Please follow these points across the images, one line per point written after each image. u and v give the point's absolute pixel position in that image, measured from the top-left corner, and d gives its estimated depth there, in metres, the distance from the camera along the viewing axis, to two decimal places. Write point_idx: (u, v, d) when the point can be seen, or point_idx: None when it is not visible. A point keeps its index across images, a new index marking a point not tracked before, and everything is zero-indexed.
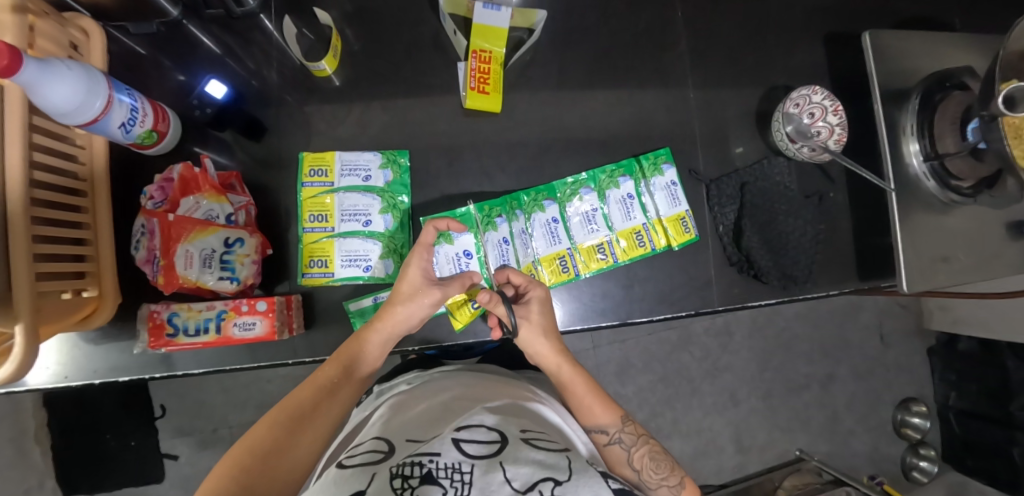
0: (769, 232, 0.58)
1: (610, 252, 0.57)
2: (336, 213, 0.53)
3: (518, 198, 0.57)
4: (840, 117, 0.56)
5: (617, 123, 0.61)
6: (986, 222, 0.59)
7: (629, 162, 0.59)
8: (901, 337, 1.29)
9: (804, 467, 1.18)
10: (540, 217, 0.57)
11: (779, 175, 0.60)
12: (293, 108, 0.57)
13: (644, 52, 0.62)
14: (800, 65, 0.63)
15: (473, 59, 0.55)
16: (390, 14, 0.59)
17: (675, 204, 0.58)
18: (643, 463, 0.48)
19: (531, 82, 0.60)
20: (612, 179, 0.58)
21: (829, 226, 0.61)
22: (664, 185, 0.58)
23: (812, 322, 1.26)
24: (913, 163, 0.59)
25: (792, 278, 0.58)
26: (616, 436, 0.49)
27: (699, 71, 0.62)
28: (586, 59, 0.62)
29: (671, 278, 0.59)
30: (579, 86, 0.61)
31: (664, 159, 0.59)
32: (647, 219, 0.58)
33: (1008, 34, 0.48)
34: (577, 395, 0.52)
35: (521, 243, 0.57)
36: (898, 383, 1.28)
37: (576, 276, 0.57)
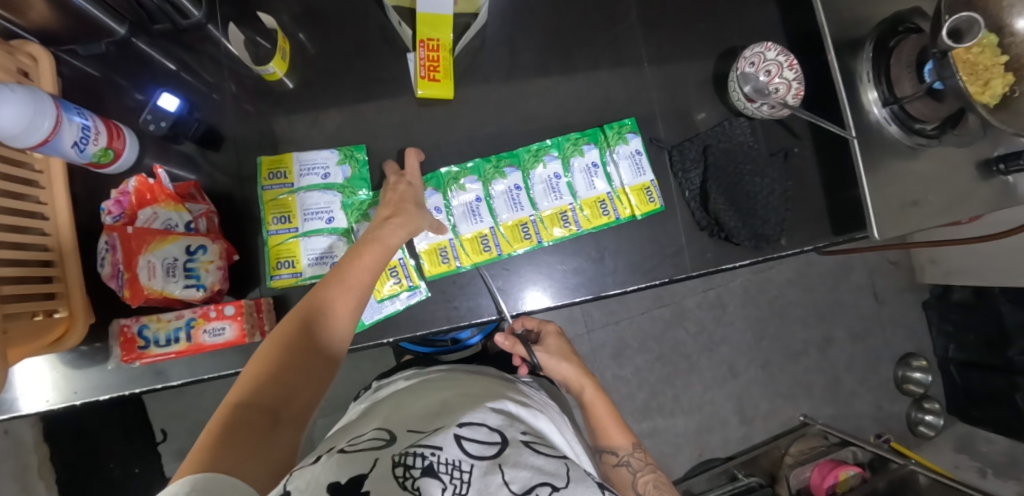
0: (735, 193, 0.58)
1: (573, 220, 0.58)
2: (298, 213, 0.53)
3: (475, 168, 0.58)
4: (796, 71, 0.56)
5: (575, 100, 0.61)
6: (955, 163, 0.58)
7: (594, 131, 0.60)
8: (895, 293, 1.29)
9: (809, 431, 1.20)
10: (499, 185, 0.58)
11: (741, 135, 0.59)
12: (250, 115, 0.57)
13: (596, 27, 0.63)
14: (752, 24, 0.63)
15: (421, 48, 0.56)
16: (338, 13, 0.59)
17: (639, 174, 0.58)
18: (647, 488, 0.47)
19: (485, 67, 0.61)
20: (576, 147, 0.59)
21: (797, 182, 0.61)
22: (627, 154, 0.59)
23: (803, 286, 1.26)
24: (873, 111, 0.58)
25: (763, 237, 0.58)
26: (624, 458, 0.49)
27: (651, 41, 0.63)
28: (538, 39, 0.62)
29: (642, 248, 0.59)
30: (533, 67, 0.62)
31: (629, 129, 0.60)
32: (610, 189, 0.58)
33: None
34: (596, 416, 0.52)
35: (464, 213, 0.57)
36: (896, 339, 1.28)
37: (539, 243, 0.57)
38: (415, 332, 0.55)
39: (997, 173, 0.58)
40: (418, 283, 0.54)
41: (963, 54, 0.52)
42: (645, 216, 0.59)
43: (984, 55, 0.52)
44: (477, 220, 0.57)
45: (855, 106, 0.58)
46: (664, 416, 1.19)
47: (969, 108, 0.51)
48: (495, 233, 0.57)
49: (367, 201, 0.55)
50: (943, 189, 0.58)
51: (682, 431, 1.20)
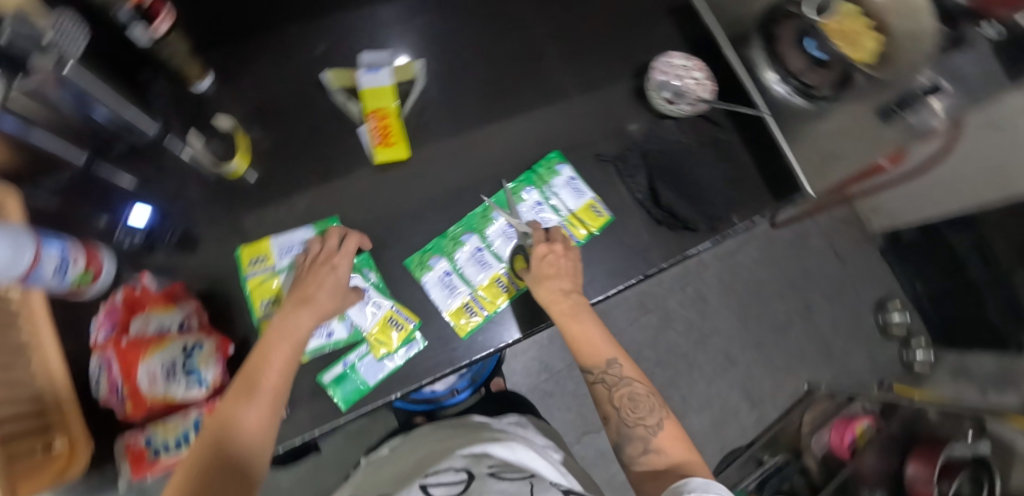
0: (683, 185, 0.63)
1: None
2: (285, 293, 0.55)
3: (436, 245, 0.60)
4: (700, 71, 0.65)
5: (522, 136, 0.67)
6: None
7: (527, 174, 0.64)
8: (853, 250, 1.39)
9: (817, 397, 1.26)
10: (461, 252, 0.58)
11: (672, 135, 0.66)
12: (218, 213, 0.59)
13: (524, 72, 0.70)
14: (657, 42, 0.72)
15: (372, 119, 0.61)
16: (288, 104, 0.64)
17: (580, 195, 0.63)
18: (624, 400, 0.53)
19: (435, 126, 0.66)
20: (518, 195, 0.62)
21: (736, 167, 0.68)
22: (563, 184, 0.63)
23: (772, 258, 1.34)
24: (777, 89, 0.66)
25: (718, 218, 0.64)
26: (601, 376, 0.54)
27: (575, 73, 0.70)
28: (475, 91, 0.68)
29: (613, 253, 0.63)
30: (477, 116, 0.67)
31: (557, 160, 0.65)
32: (562, 216, 0.62)
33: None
34: (573, 335, 0.54)
35: (440, 290, 0.57)
36: (866, 291, 1.38)
37: (518, 291, 0.58)
38: (421, 378, 0.55)
39: (897, 115, 0.54)
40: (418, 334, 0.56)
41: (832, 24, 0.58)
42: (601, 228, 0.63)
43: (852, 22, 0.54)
44: (458, 292, 0.57)
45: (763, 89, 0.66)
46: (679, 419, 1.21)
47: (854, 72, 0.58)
48: (477, 299, 0.57)
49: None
50: (865, 141, 0.57)
51: (699, 429, 1.22)
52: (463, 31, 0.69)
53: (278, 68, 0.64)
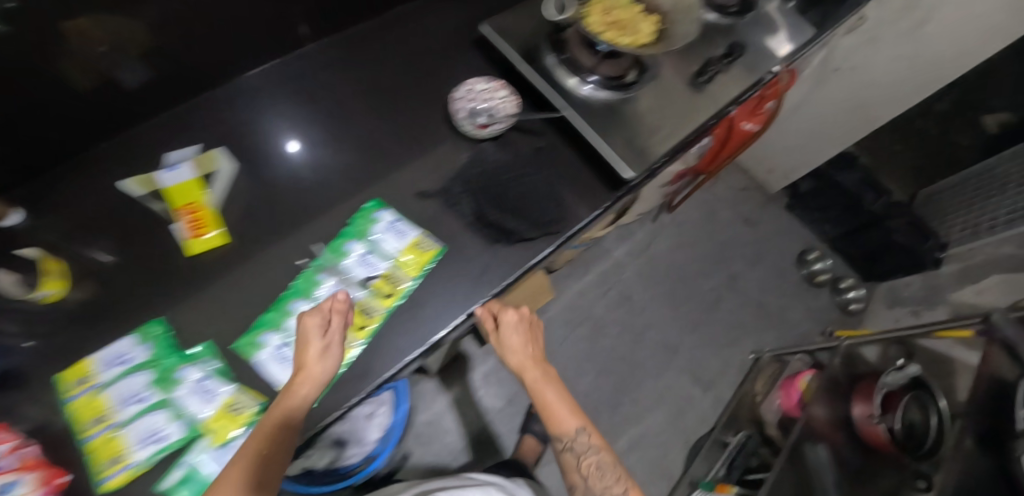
0: (505, 201, 0.63)
1: (371, 309, 0.56)
2: (114, 406, 0.51)
3: (263, 321, 0.57)
4: (499, 90, 0.66)
5: (346, 188, 0.66)
6: (665, 93, 0.69)
7: (347, 228, 0.60)
8: (760, 213, 1.47)
9: (762, 364, 1.24)
10: (291, 322, 0.57)
11: (493, 158, 0.67)
12: (8, 346, 0.53)
13: (339, 129, 0.69)
14: (464, 76, 0.75)
15: (182, 214, 0.59)
16: (91, 213, 0.61)
17: (405, 236, 0.59)
18: (590, 471, 0.54)
19: (255, 205, 0.63)
20: (340, 250, 0.59)
21: (560, 172, 0.68)
22: (384, 229, 0.59)
23: (686, 240, 1.38)
24: (584, 89, 0.66)
25: (547, 223, 0.62)
26: (568, 445, 0.54)
27: (390, 120, 0.71)
28: (290, 158, 0.67)
29: (456, 281, 0.60)
30: (295, 181, 0.65)
31: (374, 208, 0.60)
32: (388, 262, 0.58)
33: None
34: (546, 400, 0.56)
35: (275, 365, 0.55)
36: (785, 249, 1.45)
37: (351, 350, 0.54)
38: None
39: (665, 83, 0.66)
40: (257, 412, 0.53)
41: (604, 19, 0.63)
42: (432, 264, 0.59)
43: (623, 12, 0.64)
44: (291, 363, 0.55)
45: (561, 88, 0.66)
46: (636, 422, 1.19)
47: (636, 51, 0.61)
48: None
49: (180, 360, 0.54)
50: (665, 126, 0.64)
51: (658, 427, 1.19)
52: (277, 108, 0.70)
53: (78, 184, 0.62)
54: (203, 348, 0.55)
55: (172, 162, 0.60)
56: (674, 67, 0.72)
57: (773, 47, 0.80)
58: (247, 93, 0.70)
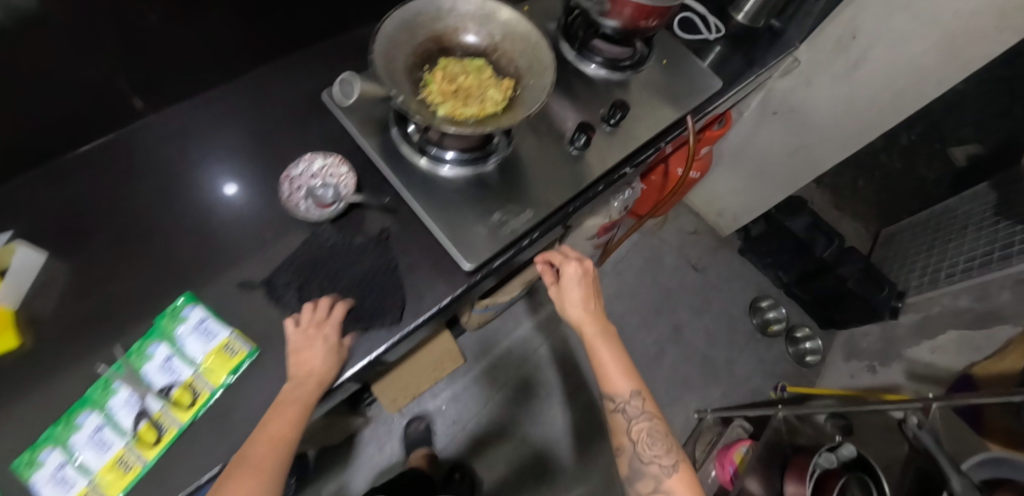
0: (336, 292, 0.56)
1: (169, 421, 0.50)
2: None
3: (46, 436, 0.47)
4: (335, 169, 0.60)
5: (163, 274, 0.58)
6: (531, 164, 0.64)
7: (151, 328, 0.54)
8: (709, 258, 1.49)
9: (705, 426, 1.22)
10: (76, 437, 0.48)
11: (330, 238, 0.59)
12: None
13: (167, 204, 0.62)
14: (319, 144, 0.69)
15: None
16: None
17: (212, 337, 0.53)
18: (640, 434, 0.61)
19: (60, 311, 0.55)
20: (141, 355, 0.52)
21: (405, 261, 0.60)
22: (190, 331, 0.53)
23: (629, 291, 1.37)
24: (437, 165, 0.60)
25: (381, 314, 0.55)
26: (623, 405, 0.61)
27: (231, 193, 0.65)
28: (104, 239, 0.59)
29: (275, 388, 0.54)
30: (106, 268, 0.58)
31: (184, 305, 0.55)
32: (194, 367, 0.52)
33: (389, 33, 0.54)
34: (602, 364, 0.62)
35: (50, 490, 0.45)
36: (736, 296, 1.45)
37: (145, 467, 0.48)
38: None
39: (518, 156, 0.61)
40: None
41: (447, 86, 0.57)
42: (239, 370, 0.53)
43: (470, 79, 0.58)
44: (71, 487, 0.45)
45: (402, 164, 0.60)
46: None
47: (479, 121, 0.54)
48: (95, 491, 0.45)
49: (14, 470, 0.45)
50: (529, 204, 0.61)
51: None
52: (97, 188, 0.61)
53: None
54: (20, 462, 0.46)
55: None
56: (539, 135, 0.67)
57: (664, 105, 0.74)
58: (63, 172, 0.61)
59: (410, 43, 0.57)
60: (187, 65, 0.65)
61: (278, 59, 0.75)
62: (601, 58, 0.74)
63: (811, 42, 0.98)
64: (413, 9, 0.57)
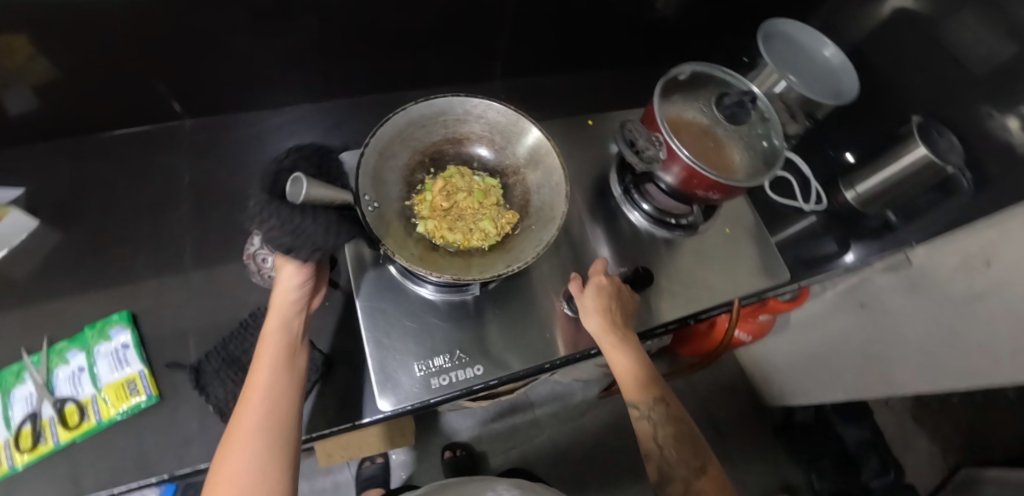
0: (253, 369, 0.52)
1: (47, 434, 0.48)
2: None
3: None
4: None
5: (130, 279, 0.59)
6: (512, 305, 0.57)
7: (81, 334, 0.54)
8: (735, 424, 1.23)
9: None
10: None
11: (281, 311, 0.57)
12: None
13: (173, 210, 0.65)
14: None
15: None
16: None
17: (123, 368, 0.52)
18: (667, 440, 0.53)
19: (30, 276, 0.58)
20: (60, 357, 0.53)
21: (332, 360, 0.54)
22: (107, 353, 0.53)
23: (629, 429, 1.20)
24: (410, 282, 0.54)
25: None
26: (645, 413, 0.54)
27: (231, 219, 0.65)
28: (104, 223, 0.62)
29: (145, 442, 0.49)
30: (91, 253, 0.60)
31: (117, 324, 0.54)
32: (96, 390, 0.51)
33: (397, 126, 0.50)
34: (621, 372, 0.53)
35: None
36: (750, 482, 1.17)
37: (4, 472, 0.46)
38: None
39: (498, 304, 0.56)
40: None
41: (440, 202, 0.52)
42: (131, 411, 0.50)
43: (469, 202, 0.53)
44: None
45: (376, 263, 0.55)
46: None
47: (457, 254, 0.50)
48: None
49: None
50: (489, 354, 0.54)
51: None
52: (123, 173, 0.66)
53: None
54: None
55: None
56: (538, 270, 0.60)
57: (701, 286, 0.65)
58: (104, 148, 0.67)
59: (422, 140, 0.53)
60: (238, 86, 0.67)
61: (334, 99, 0.76)
62: (651, 207, 0.64)
63: (932, 245, 0.69)
64: (438, 105, 0.51)
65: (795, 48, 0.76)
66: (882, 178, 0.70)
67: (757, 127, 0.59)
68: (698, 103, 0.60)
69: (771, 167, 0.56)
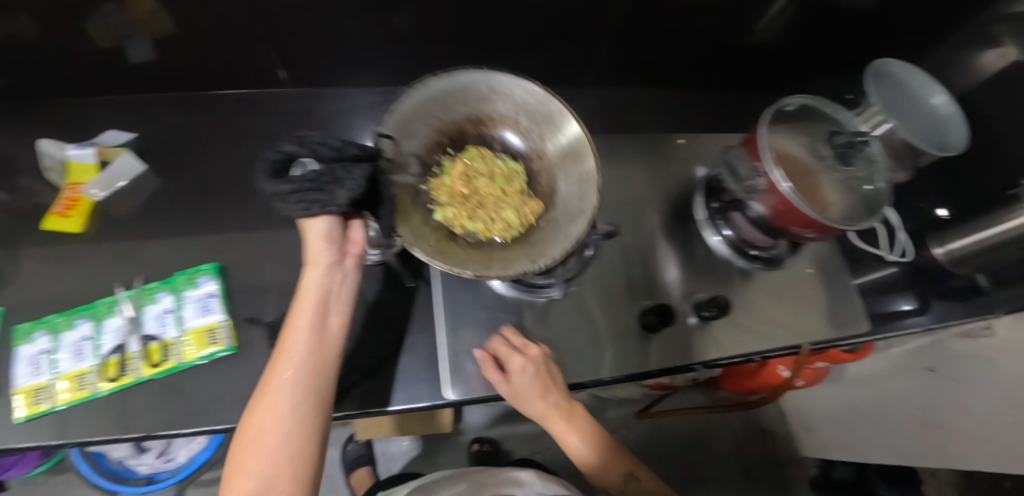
0: None
1: (131, 367, 0.51)
2: (50, 370, 0.52)
3: (51, 321, 0.54)
4: None
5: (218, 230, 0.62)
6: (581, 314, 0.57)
7: (172, 278, 0.57)
8: (770, 469, 1.19)
9: None
10: (67, 337, 0.53)
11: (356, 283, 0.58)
12: None
13: None
14: None
15: (67, 191, 0.61)
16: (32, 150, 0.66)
17: (206, 314, 0.54)
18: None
19: (138, 212, 0.62)
20: (150, 296, 0.56)
21: (398, 340, 0.55)
22: (194, 299, 0.55)
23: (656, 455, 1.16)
24: (487, 277, 0.56)
25: (350, 383, 0.51)
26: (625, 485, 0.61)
27: None
28: (202, 175, 0.66)
29: (219, 388, 0.51)
30: (187, 201, 0.64)
31: (205, 273, 0.57)
32: (178, 332, 0.53)
33: (405, 108, 0.49)
34: (588, 449, 0.60)
35: (24, 368, 0.52)
36: None
37: (92, 394, 0.50)
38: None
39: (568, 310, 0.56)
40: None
41: (449, 189, 0.55)
42: (209, 358, 0.52)
43: (491, 191, 0.56)
44: (38, 376, 0.51)
45: None
46: None
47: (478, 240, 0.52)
48: (50, 389, 0.51)
49: (78, 317, 0.54)
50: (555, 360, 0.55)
51: None
52: (223, 130, 0.69)
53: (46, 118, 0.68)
54: (84, 309, 0.55)
55: (89, 142, 0.64)
56: (609, 281, 0.59)
57: (777, 323, 0.62)
58: (209, 106, 0.71)
59: (444, 118, 0.54)
60: (342, 63, 0.70)
61: None
62: (732, 234, 0.63)
63: (1019, 317, 0.68)
64: (460, 82, 0.51)
65: (905, 92, 0.71)
66: (976, 240, 0.66)
67: (861, 169, 0.56)
68: (802, 135, 0.58)
69: (873, 215, 0.53)
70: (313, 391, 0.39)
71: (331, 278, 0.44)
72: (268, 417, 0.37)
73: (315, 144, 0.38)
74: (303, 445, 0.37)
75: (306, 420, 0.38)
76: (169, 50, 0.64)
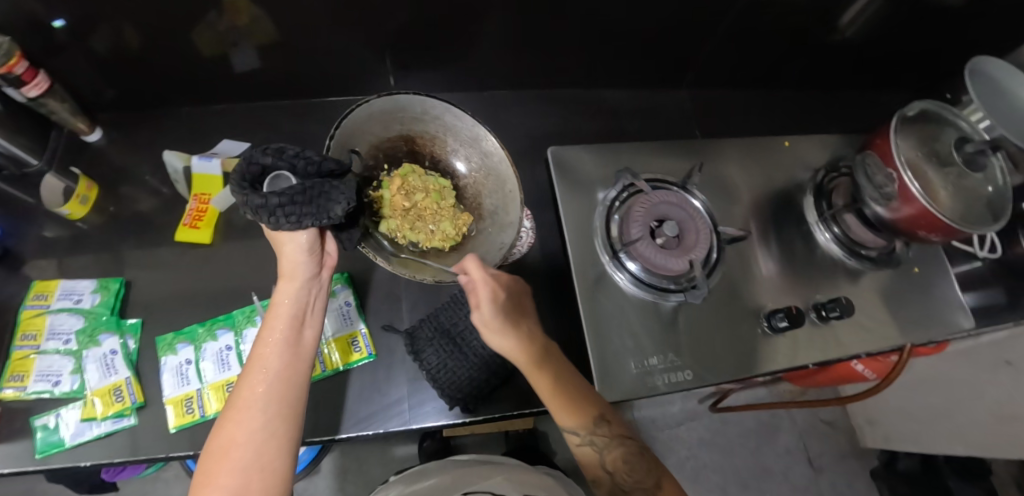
0: (461, 341, 0.55)
1: None
2: (197, 378, 0.53)
3: (192, 331, 0.56)
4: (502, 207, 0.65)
5: None
6: (704, 316, 0.58)
7: None
8: (832, 460, 1.21)
9: None
10: (210, 346, 0.55)
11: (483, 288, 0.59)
12: (41, 245, 0.62)
13: None
14: (521, 185, 0.70)
15: (194, 202, 0.63)
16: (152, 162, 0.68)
17: (347, 323, 0.55)
18: (617, 465, 0.46)
19: None
20: None
21: None
22: (332, 309, 0.56)
23: (721, 448, 1.19)
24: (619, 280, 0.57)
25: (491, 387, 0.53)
26: (586, 438, 0.47)
27: None
28: None
29: (369, 392, 0.53)
30: None
31: (338, 282, 0.57)
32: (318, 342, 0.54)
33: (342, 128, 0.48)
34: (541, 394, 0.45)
35: (171, 378, 0.53)
36: None
37: None
38: (108, 459, 0.50)
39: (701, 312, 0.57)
40: (131, 409, 0.51)
41: (399, 202, 0.54)
42: (353, 366, 0.54)
43: (427, 203, 0.55)
44: (186, 385, 0.53)
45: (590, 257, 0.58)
46: None
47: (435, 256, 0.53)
48: (200, 397, 0.52)
49: (216, 327, 0.57)
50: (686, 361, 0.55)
51: None
52: None
53: (164, 131, 0.70)
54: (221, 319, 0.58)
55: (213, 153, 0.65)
56: (727, 283, 0.61)
57: (891, 322, 0.64)
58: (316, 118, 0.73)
59: (380, 135, 0.53)
60: (447, 68, 0.71)
61: (524, 91, 0.78)
62: (842, 233, 0.64)
63: None
64: (399, 102, 0.51)
65: (1007, 95, 0.69)
66: None
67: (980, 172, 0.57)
68: (923, 138, 0.58)
69: (995, 220, 0.54)
70: (283, 406, 0.37)
71: (301, 291, 0.43)
72: (243, 430, 0.35)
73: (294, 159, 0.40)
74: (270, 466, 0.35)
75: (277, 438, 0.36)
76: (287, 64, 0.65)
